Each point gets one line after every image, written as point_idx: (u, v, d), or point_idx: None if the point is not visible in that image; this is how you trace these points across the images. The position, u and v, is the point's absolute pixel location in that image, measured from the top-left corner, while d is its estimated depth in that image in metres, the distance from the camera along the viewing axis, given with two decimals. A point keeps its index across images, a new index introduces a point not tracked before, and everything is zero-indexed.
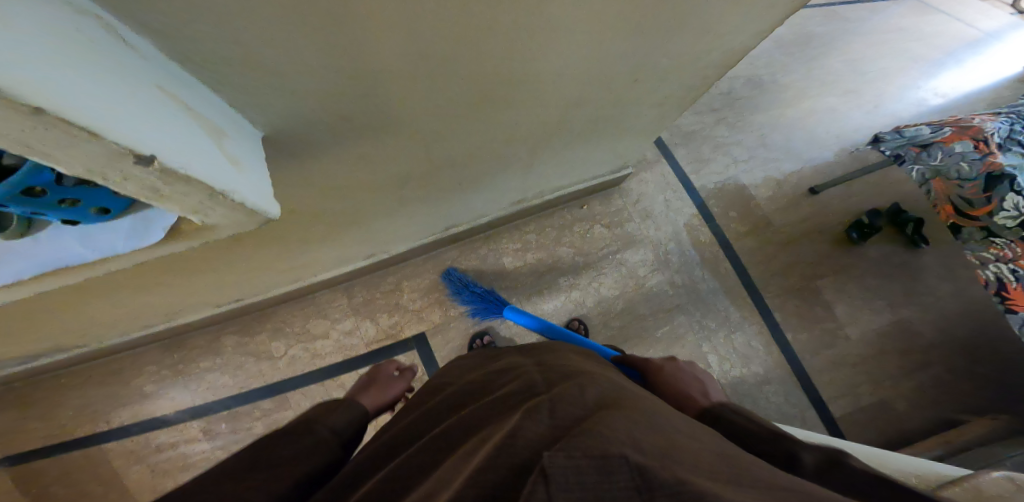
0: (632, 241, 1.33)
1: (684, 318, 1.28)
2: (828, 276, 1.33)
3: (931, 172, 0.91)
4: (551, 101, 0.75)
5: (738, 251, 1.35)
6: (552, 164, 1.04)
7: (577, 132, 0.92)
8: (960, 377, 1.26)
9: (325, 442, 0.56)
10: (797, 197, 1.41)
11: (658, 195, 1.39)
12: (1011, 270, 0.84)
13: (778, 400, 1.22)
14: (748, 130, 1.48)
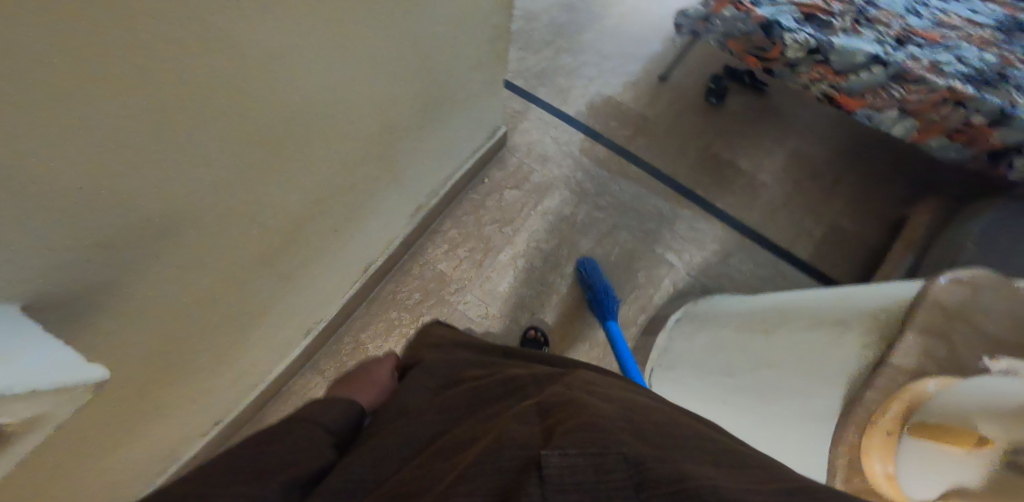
0: (546, 189, 1.29)
1: (627, 232, 1.26)
2: (720, 140, 1.38)
3: (728, 36, 1.17)
4: (366, 99, 0.69)
5: (639, 153, 1.36)
6: (421, 155, 0.97)
7: (417, 122, 0.86)
8: (862, 174, 1.37)
9: (320, 443, 0.44)
10: (659, 87, 1.44)
11: (547, 134, 1.35)
12: (827, 86, 1.11)
13: (748, 265, 1.24)
14: (586, 48, 1.48)
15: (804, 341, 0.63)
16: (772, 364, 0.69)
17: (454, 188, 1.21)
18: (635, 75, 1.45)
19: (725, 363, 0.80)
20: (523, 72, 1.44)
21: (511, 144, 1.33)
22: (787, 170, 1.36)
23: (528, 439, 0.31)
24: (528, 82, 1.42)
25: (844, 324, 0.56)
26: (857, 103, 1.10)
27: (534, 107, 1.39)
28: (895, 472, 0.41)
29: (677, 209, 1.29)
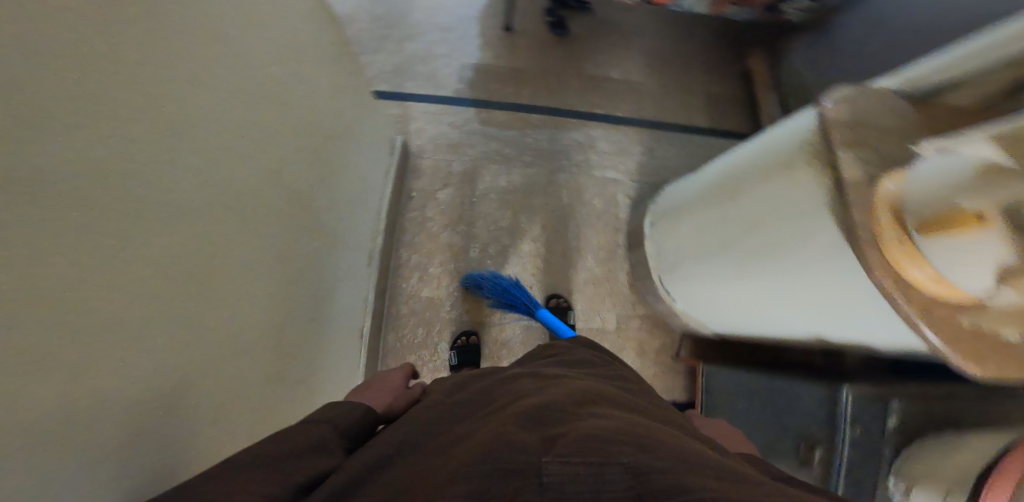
0: (474, 174, 1.28)
1: (562, 172, 1.31)
2: (589, 54, 1.42)
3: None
4: (274, 205, 0.67)
5: (530, 99, 1.36)
6: (346, 214, 0.95)
7: (324, 195, 0.85)
8: (708, 20, 1.50)
9: (331, 443, 0.51)
10: (511, 29, 1.41)
11: (440, 124, 1.32)
12: None
13: (666, 149, 1.38)
14: (424, 26, 1.39)
15: (767, 192, 0.69)
16: (751, 224, 0.74)
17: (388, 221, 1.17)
18: (484, 31, 1.40)
19: (712, 246, 0.86)
20: (379, 79, 1.33)
21: (414, 153, 1.29)
22: (655, 51, 1.45)
23: (535, 446, 0.39)
24: (390, 86, 1.33)
25: (792, 161, 0.63)
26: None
27: (411, 105, 1.32)
28: (935, 284, 0.42)
29: (592, 132, 1.36)
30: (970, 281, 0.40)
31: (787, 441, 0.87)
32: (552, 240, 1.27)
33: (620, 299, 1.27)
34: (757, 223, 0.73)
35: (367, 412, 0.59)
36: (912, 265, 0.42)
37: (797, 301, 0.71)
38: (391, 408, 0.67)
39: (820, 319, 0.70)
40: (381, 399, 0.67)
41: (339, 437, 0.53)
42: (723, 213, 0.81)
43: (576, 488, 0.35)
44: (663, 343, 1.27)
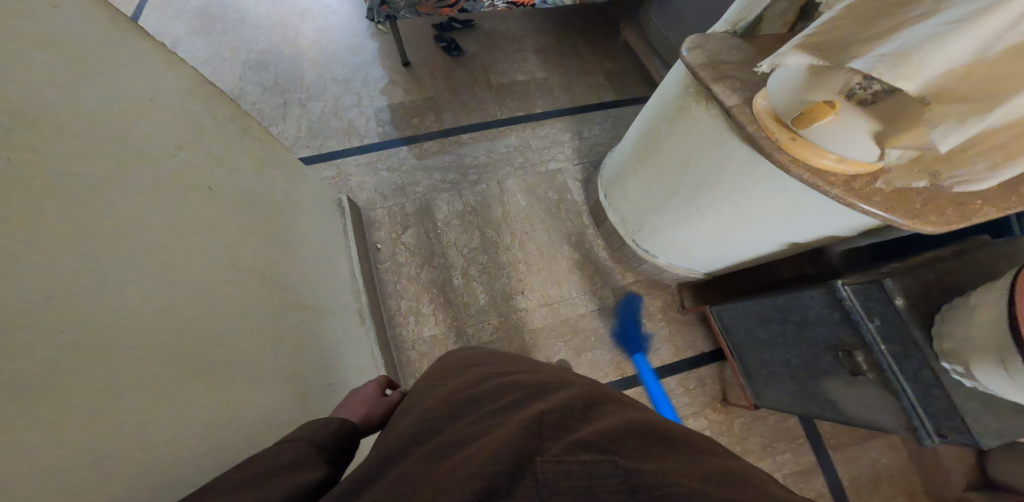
0: (430, 205, 1.31)
1: (509, 179, 1.38)
2: (490, 79, 1.59)
3: (410, 6, 1.38)
4: (255, 280, 0.70)
5: (454, 124, 1.46)
6: (320, 273, 0.94)
7: (305, 266, 0.88)
8: (576, 34, 1.75)
9: (307, 458, 0.46)
10: (412, 75, 1.55)
11: (379, 173, 1.34)
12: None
13: (592, 135, 1.51)
14: (322, 86, 1.48)
15: (682, 141, 0.88)
16: (680, 170, 0.91)
17: (366, 277, 1.13)
18: (385, 76, 1.53)
19: (663, 190, 0.97)
20: (296, 143, 1.37)
21: (365, 208, 1.29)
22: (542, 62, 1.66)
23: (534, 441, 0.38)
24: (310, 148, 1.37)
25: (686, 109, 0.84)
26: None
27: (345, 164, 1.35)
28: (835, 157, 0.66)
29: (521, 135, 1.47)
30: (851, 150, 0.63)
31: (827, 357, 0.89)
32: (524, 239, 1.30)
33: (608, 274, 1.29)
34: (685, 168, 0.89)
35: (343, 423, 0.52)
36: (818, 154, 0.67)
37: (743, 216, 0.86)
38: (371, 421, 0.62)
39: (764, 220, 0.84)
40: (356, 414, 0.62)
41: (315, 452, 0.47)
42: (655, 175, 0.98)
43: (573, 486, 0.35)
44: (665, 300, 1.28)
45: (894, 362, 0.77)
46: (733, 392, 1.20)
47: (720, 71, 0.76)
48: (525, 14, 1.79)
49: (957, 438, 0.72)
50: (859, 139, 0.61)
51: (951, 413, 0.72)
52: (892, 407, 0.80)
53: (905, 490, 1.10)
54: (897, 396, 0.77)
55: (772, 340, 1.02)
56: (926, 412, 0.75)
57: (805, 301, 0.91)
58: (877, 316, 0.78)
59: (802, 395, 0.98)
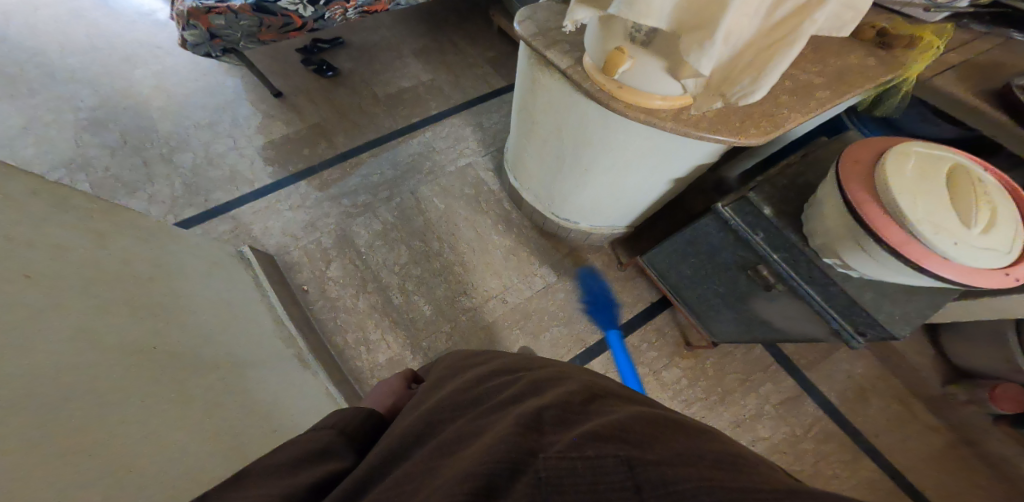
0: (348, 233, 1.26)
1: (420, 186, 1.36)
2: (372, 94, 1.55)
3: (250, 35, 1.32)
4: (165, 350, 0.66)
5: (350, 146, 1.41)
6: (240, 330, 0.88)
7: (218, 328, 0.82)
8: (446, 32, 1.76)
9: (336, 447, 0.49)
10: (288, 104, 1.49)
11: (284, 214, 1.26)
12: (351, 11, 1.42)
13: (491, 123, 1.52)
14: (187, 136, 1.35)
15: (549, 107, 1.01)
16: (558, 132, 1.04)
17: (298, 323, 1.06)
18: (256, 111, 1.45)
19: (557, 156, 1.10)
20: (177, 206, 1.23)
21: (277, 254, 1.20)
22: (424, 64, 1.65)
23: (538, 442, 0.37)
24: (195, 205, 1.24)
25: (536, 78, 0.99)
26: (381, 4, 1.47)
27: (242, 214, 1.24)
28: (656, 95, 0.81)
29: (423, 138, 1.45)
30: (658, 84, 0.79)
31: (743, 280, 1.01)
32: (452, 241, 1.29)
33: (542, 252, 1.31)
34: (560, 129, 1.03)
35: (372, 415, 0.55)
36: (647, 99, 0.82)
37: (620, 161, 1.00)
38: (399, 414, 0.65)
39: (638, 160, 0.98)
40: (384, 403, 0.66)
41: (346, 440, 0.51)
42: (546, 145, 1.10)
43: (575, 481, 0.34)
44: (603, 262, 1.32)
45: (793, 273, 0.90)
46: (693, 335, 1.24)
47: (550, 37, 0.91)
48: (394, 22, 1.78)
49: (873, 333, 0.84)
50: (657, 73, 0.76)
51: (857, 312, 0.84)
52: (813, 317, 0.92)
53: (890, 392, 1.17)
54: (812, 304, 0.90)
55: (697, 280, 1.12)
56: (840, 315, 0.87)
57: (705, 234, 1.02)
58: (759, 230, 0.92)
59: (743, 325, 1.08)
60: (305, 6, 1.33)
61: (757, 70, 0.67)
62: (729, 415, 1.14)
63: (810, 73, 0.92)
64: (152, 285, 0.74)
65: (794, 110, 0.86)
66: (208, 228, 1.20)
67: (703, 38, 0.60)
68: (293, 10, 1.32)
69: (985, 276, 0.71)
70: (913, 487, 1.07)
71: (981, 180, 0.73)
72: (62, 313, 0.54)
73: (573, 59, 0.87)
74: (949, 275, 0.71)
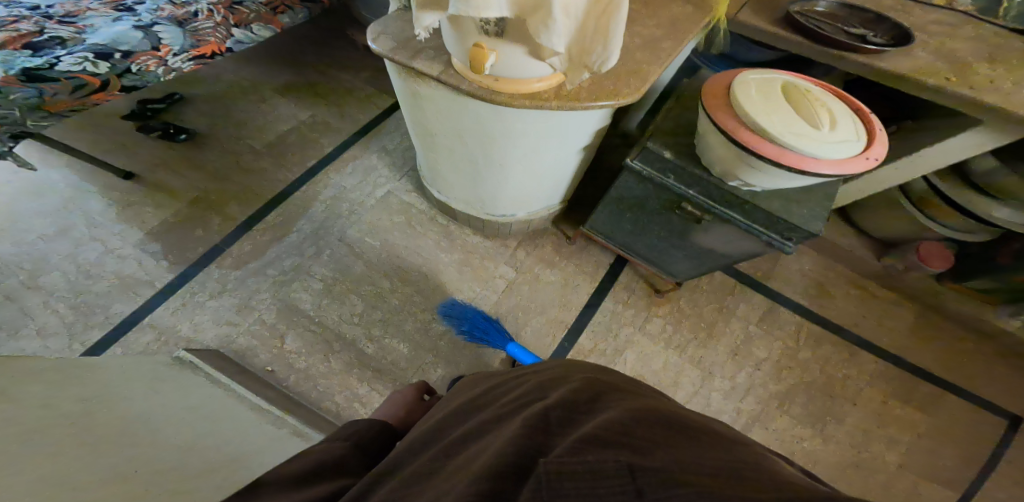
0: (290, 301, 1.15)
1: (346, 228, 1.28)
2: (250, 147, 1.41)
3: (33, 109, 1.08)
4: (145, 456, 0.57)
5: (250, 212, 1.28)
6: (218, 418, 0.77)
7: (195, 422, 0.71)
8: (306, 63, 1.65)
9: (348, 460, 0.55)
10: (149, 183, 1.30)
11: (208, 305, 1.12)
12: (174, 59, 1.24)
13: (392, 143, 1.47)
14: (41, 253, 1.14)
15: (438, 116, 1.02)
16: (458, 136, 1.05)
17: (280, 403, 0.94)
18: (110, 201, 1.25)
19: (465, 158, 1.11)
20: (77, 331, 1.05)
21: (222, 347, 1.07)
22: (295, 101, 1.53)
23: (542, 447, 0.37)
24: (99, 325, 1.06)
25: (415, 90, 0.98)
26: (214, 45, 1.29)
27: (159, 318, 1.09)
28: (532, 78, 0.84)
29: (331, 182, 1.36)
30: (528, 68, 0.81)
31: (674, 218, 1.12)
32: (400, 271, 1.24)
33: (492, 254, 1.32)
34: (460, 133, 1.04)
35: (384, 427, 0.63)
36: (527, 83, 0.85)
37: (525, 148, 1.03)
38: (408, 422, 0.77)
39: (539, 143, 1.02)
40: (397, 413, 0.78)
41: (357, 451, 0.57)
42: (451, 153, 1.12)
43: (578, 484, 0.32)
44: (552, 242, 1.37)
45: (711, 202, 1.02)
46: (659, 282, 1.35)
47: (412, 48, 0.91)
48: (239, 63, 1.61)
49: (797, 235, 0.97)
50: (522, 57, 0.79)
51: (778, 222, 0.97)
52: (747, 236, 1.04)
53: (814, 269, 1.41)
54: (739, 225, 1.02)
55: (639, 230, 1.22)
56: (764, 228, 1.00)
57: (627, 189, 1.12)
58: (668, 171, 1.03)
59: (694, 260, 1.20)
60: (94, 62, 1.13)
61: (603, 34, 0.71)
62: (724, 345, 1.26)
63: (649, 26, 1.02)
64: (111, 405, 0.63)
65: (651, 63, 0.94)
66: (126, 343, 1.04)
67: (543, 19, 0.66)
68: (81, 70, 1.11)
69: (854, 163, 0.87)
70: (859, 337, 1.30)
71: (812, 106, 0.91)
72: (42, 472, 0.45)
73: (443, 64, 0.89)
74: (825, 170, 0.85)
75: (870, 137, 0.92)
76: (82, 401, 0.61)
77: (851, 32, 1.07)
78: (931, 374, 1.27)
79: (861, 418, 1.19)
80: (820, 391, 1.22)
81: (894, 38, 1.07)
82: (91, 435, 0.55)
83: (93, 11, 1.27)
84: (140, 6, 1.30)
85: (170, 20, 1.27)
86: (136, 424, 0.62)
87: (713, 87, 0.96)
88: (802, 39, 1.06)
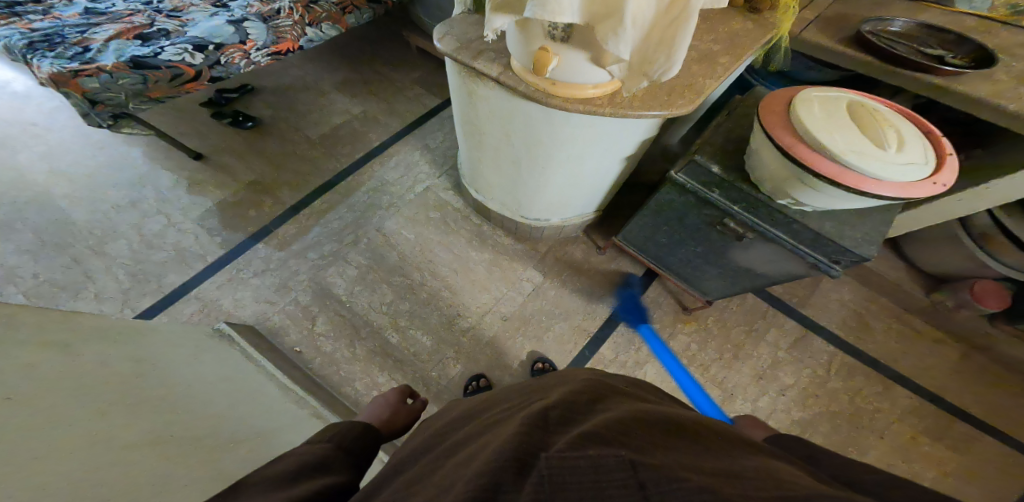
0: (325, 285, 1.21)
1: (384, 220, 1.33)
2: (302, 137, 1.49)
3: (137, 93, 1.21)
4: (173, 417, 0.62)
5: (298, 198, 1.36)
6: (243, 390, 0.81)
7: (222, 391, 0.76)
8: (363, 61, 1.73)
9: (331, 460, 0.55)
10: (211, 165, 1.40)
11: (251, 282, 1.20)
12: (257, 53, 1.34)
13: (436, 142, 1.51)
14: (110, 222, 1.26)
15: (490, 116, 1.04)
16: (507, 138, 1.07)
17: (303, 383, 0.99)
18: (175, 179, 1.36)
19: (510, 159, 1.13)
20: (131, 297, 1.14)
21: (258, 323, 1.14)
22: (350, 97, 1.61)
23: (543, 443, 0.38)
24: (151, 293, 1.15)
25: (472, 89, 1.01)
26: (290, 42, 1.39)
27: (205, 291, 1.17)
28: (588, 84, 0.85)
29: (374, 175, 1.42)
30: (588, 73, 0.83)
31: (713, 234, 1.09)
32: (430, 265, 1.27)
33: (521, 256, 1.33)
34: (509, 135, 1.06)
35: (365, 428, 0.64)
36: (583, 89, 0.86)
37: (570, 153, 1.04)
38: (392, 424, 0.82)
39: (585, 149, 1.02)
40: (380, 416, 0.82)
41: (339, 453, 0.58)
42: (497, 153, 1.14)
43: (579, 477, 0.34)
44: (583, 250, 1.37)
45: (757, 219, 0.99)
46: (687, 299, 1.31)
47: (474, 48, 0.94)
48: (304, 59, 1.72)
49: (846, 259, 0.92)
50: (583, 63, 0.80)
51: (826, 244, 0.93)
52: (790, 256, 1.00)
53: (862, 300, 1.33)
54: (784, 245, 0.98)
55: (675, 245, 1.19)
56: (812, 250, 0.96)
57: (667, 201, 1.10)
58: (712, 185, 1.01)
59: (731, 279, 1.17)
60: (192, 53, 1.25)
61: (667, 45, 0.71)
62: (751, 369, 1.21)
63: (705, 40, 1.00)
64: (156, 367, 0.70)
65: (706, 77, 0.92)
66: (174, 312, 1.13)
67: (613, 26, 0.67)
68: (180, 60, 1.23)
69: (920, 188, 0.81)
70: (908, 379, 1.21)
71: (878, 126, 0.86)
72: (79, 427, 0.50)
73: (502, 65, 0.91)
74: (887, 193, 0.81)
75: (940, 162, 0.86)
76: (130, 360, 0.67)
77: (926, 53, 1.01)
78: (989, 428, 1.15)
79: (900, 464, 1.10)
80: (858, 432, 1.14)
81: (973, 61, 1.00)
82: (137, 395, 0.61)
83: (195, 7, 1.40)
84: (233, 2, 1.43)
85: (257, 16, 1.39)
86: (174, 390, 0.68)
87: (771, 101, 0.93)
88: (872, 58, 1.00)
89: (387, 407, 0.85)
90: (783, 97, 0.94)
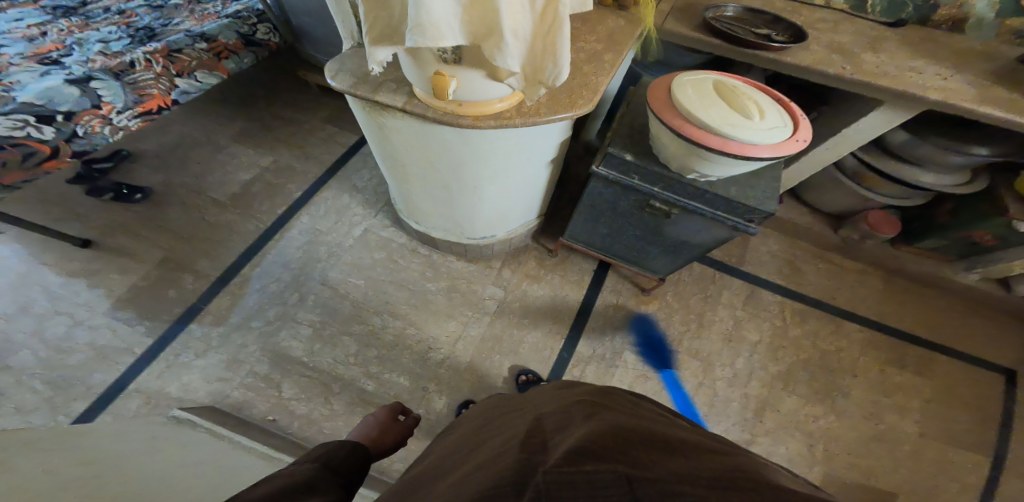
0: (279, 350, 1.12)
1: (328, 269, 1.26)
2: (211, 199, 1.37)
3: None
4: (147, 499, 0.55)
5: (223, 265, 1.24)
6: (210, 466, 0.71)
7: (182, 465, 0.68)
8: (261, 107, 1.62)
9: (319, 480, 0.49)
10: (107, 249, 1.23)
11: (194, 364, 1.07)
12: (123, 115, 1.19)
13: (362, 179, 1.46)
14: (2, 334, 1.07)
15: (406, 146, 1.03)
16: (429, 163, 1.06)
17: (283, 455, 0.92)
18: (70, 272, 1.18)
19: (435, 182, 1.12)
20: (45, 417, 0.97)
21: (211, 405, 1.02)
22: (257, 148, 1.51)
23: (538, 461, 0.37)
24: (81, 396, 1.01)
25: (380, 122, 0.99)
26: (158, 98, 1.25)
27: (146, 383, 1.04)
28: (494, 98, 0.88)
29: (305, 227, 1.34)
30: (488, 89, 0.85)
31: (643, 215, 1.17)
32: (386, 304, 1.23)
33: (478, 276, 1.33)
34: (428, 159, 1.05)
35: (355, 449, 0.59)
36: (489, 105, 0.89)
37: (492, 168, 1.05)
38: (381, 442, 0.78)
39: (504, 162, 1.04)
40: (368, 435, 0.79)
41: (327, 472, 0.53)
42: (422, 179, 1.13)
43: (574, 491, 0.34)
44: (536, 257, 1.40)
45: (677, 196, 1.08)
46: (642, 280, 1.40)
47: (373, 81, 0.93)
48: (191, 115, 1.57)
49: (755, 216, 1.04)
50: (481, 80, 0.82)
51: (736, 207, 1.03)
52: (712, 223, 1.10)
53: (779, 247, 1.51)
54: (705, 214, 1.08)
55: (615, 232, 1.26)
56: (728, 214, 1.06)
57: (598, 195, 1.17)
58: (632, 172, 1.09)
59: (670, 254, 1.25)
60: (37, 126, 1.08)
61: (552, 52, 0.75)
62: (716, 333, 1.31)
63: (589, 41, 1.07)
64: (111, 461, 0.61)
65: (598, 75, 0.99)
66: (107, 414, 0.99)
67: (496, 42, 0.69)
68: (27, 137, 1.06)
69: (788, 145, 0.93)
70: (831, 306, 1.39)
71: (743, 100, 0.98)
72: None
73: (406, 94, 0.91)
74: (765, 154, 0.92)
75: (795, 121, 0.99)
76: (79, 463, 0.57)
77: (756, 32, 1.17)
78: (897, 331, 1.36)
79: (845, 382, 1.27)
80: (807, 360, 1.29)
81: (790, 37, 1.18)
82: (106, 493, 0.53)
83: (16, 66, 1.21)
84: (67, 58, 1.26)
85: (106, 73, 1.22)
86: (139, 477, 0.59)
87: (658, 87, 1.03)
88: (720, 42, 1.14)
89: (377, 424, 0.82)
90: (665, 81, 1.05)
